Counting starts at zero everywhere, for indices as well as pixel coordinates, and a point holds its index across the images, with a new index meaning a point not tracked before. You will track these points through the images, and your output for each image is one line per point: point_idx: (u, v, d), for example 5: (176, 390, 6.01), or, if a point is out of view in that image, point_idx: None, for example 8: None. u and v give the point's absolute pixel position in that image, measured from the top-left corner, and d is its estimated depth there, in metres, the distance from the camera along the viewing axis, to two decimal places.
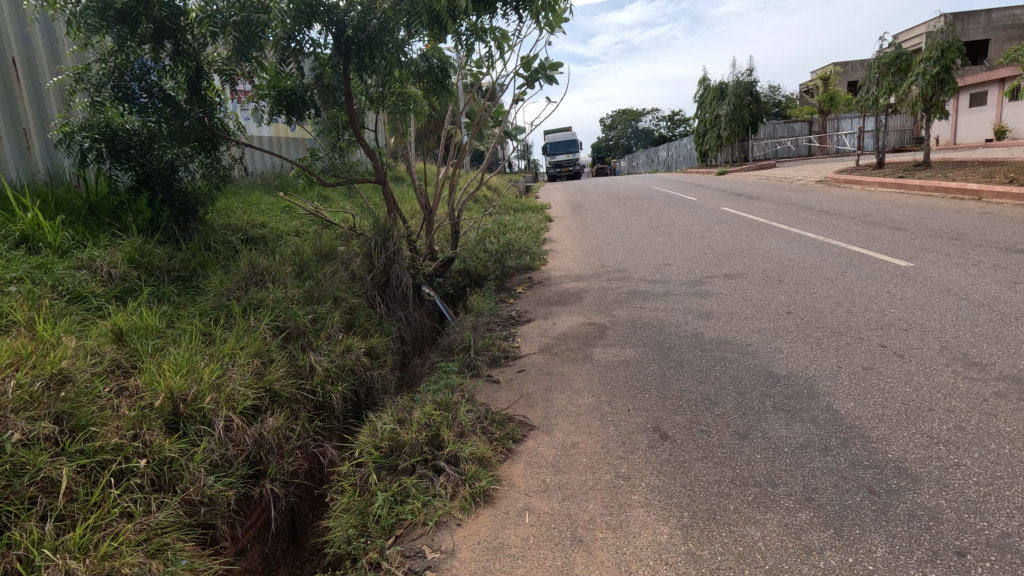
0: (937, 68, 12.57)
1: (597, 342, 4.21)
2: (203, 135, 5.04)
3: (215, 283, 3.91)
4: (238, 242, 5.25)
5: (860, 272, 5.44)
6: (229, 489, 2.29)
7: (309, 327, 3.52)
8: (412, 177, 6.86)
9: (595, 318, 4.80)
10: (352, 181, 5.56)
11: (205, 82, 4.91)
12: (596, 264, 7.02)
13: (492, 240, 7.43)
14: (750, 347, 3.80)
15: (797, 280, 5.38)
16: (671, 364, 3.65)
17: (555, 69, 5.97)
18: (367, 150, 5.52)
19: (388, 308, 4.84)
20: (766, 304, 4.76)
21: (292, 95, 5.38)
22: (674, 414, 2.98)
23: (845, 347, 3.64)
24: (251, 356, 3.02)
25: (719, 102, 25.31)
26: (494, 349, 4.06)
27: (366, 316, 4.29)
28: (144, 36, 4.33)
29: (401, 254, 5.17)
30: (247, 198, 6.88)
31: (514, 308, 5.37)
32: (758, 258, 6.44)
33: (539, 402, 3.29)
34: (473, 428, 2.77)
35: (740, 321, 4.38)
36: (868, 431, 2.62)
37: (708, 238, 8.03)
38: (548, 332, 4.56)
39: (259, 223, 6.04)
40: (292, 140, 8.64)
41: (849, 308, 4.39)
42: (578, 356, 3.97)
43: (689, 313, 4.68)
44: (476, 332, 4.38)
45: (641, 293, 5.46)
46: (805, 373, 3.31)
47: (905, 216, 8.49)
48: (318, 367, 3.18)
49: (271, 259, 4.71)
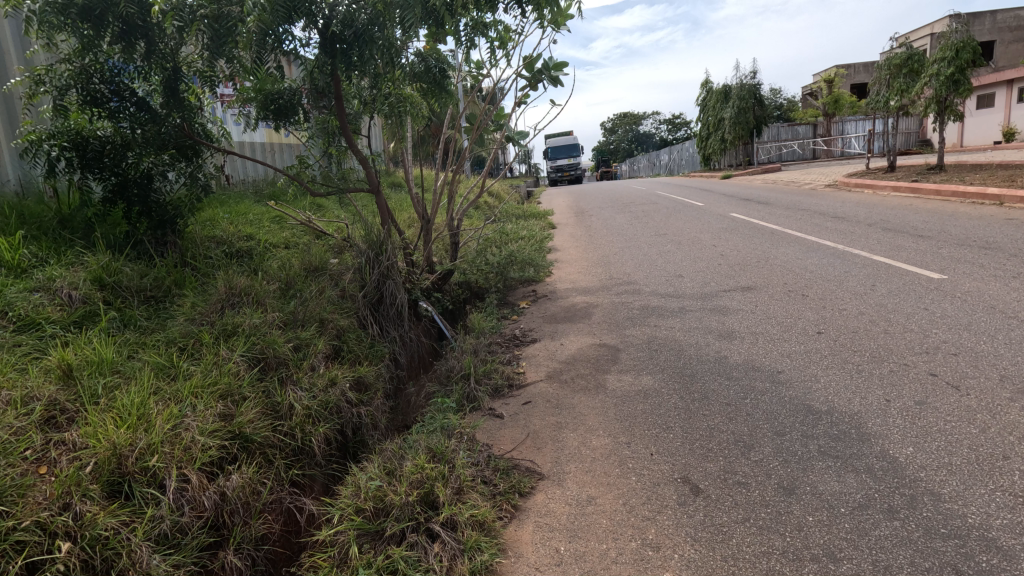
0: (952, 68, 12.17)
1: (610, 367, 3.82)
2: (181, 142, 4.68)
3: (187, 305, 3.54)
4: (222, 258, 4.89)
5: (890, 285, 5.05)
6: (178, 568, 1.92)
7: (290, 357, 3.15)
8: (409, 184, 6.50)
9: (606, 338, 4.41)
10: (344, 190, 5.16)
11: (184, 85, 4.56)
12: (604, 275, 6.63)
13: (493, 250, 7.06)
14: (782, 376, 3.41)
15: (822, 294, 4.99)
16: (694, 395, 3.26)
17: (560, 70, 5.62)
18: (360, 156, 5.12)
19: (380, 328, 4.46)
20: (792, 322, 4.38)
21: (279, 99, 5.00)
22: (704, 460, 2.59)
23: (890, 376, 3.25)
24: (218, 396, 2.65)
25: (723, 105, 24.97)
26: (496, 377, 3.68)
27: (356, 338, 3.94)
28: (113, 35, 3.98)
29: (395, 269, 4.77)
30: (235, 208, 6.53)
31: (518, 326, 4.99)
32: (776, 269, 6.06)
33: (548, 442, 2.90)
34: (473, 483, 2.39)
35: (766, 343, 3.99)
36: (938, 487, 2.24)
37: (720, 247, 7.64)
38: (555, 355, 4.17)
39: (246, 236, 5.69)
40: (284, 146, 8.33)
41: (886, 329, 4.00)
42: (590, 385, 3.59)
43: (709, 333, 4.29)
44: (476, 356, 3.99)
45: (654, 309, 5.07)
46: (850, 409, 2.92)
47: (926, 223, 8.09)
48: (297, 407, 2.81)
49: (254, 276, 4.35)
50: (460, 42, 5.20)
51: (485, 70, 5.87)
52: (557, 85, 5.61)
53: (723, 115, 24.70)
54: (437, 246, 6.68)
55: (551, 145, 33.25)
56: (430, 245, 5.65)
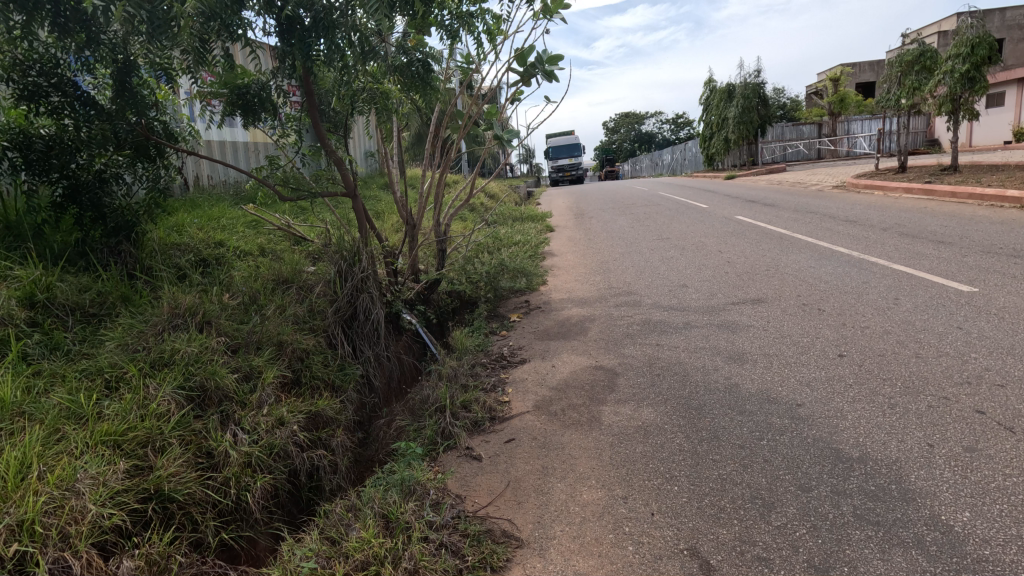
0: (967, 65, 11.65)
1: (607, 396, 3.39)
2: (137, 141, 4.28)
3: (126, 326, 3.12)
4: (183, 268, 4.48)
5: (916, 299, 4.61)
6: None
7: (233, 389, 2.74)
8: (394, 187, 6.07)
9: (603, 359, 3.97)
10: (317, 195, 4.72)
11: (137, 78, 4.14)
12: (602, 285, 6.19)
13: (484, 256, 6.62)
14: (803, 410, 2.97)
15: (840, 309, 4.56)
16: (702, 435, 2.83)
17: (554, 63, 5.17)
18: (334, 157, 4.65)
19: (354, 348, 4.01)
20: (809, 342, 3.93)
21: (247, 94, 4.56)
22: (715, 524, 2.15)
23: (929, 413, 2.81)
24: (135, 445, 2.23)
25: (727, 103, 24.51)
26: (477, 409, 3.25)
27: (321, 361, 3.54)
28: (45, 21, 3.54)
29: (371, 280, 4.30)
30: (208, 212, 6.12)
31: (507, 344, 4.55)
32: (788, 279, 5.62)
33: (531, 495, 2.47)
34: (432, 560, 1.96)
35: (781, 368, 3.55)
36: (1010, 572, 1.80)
37: (726, 253, 7.20)
38: (545, 379, 3.73)
39: (215, 242, 5.27)
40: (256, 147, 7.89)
41: (917, 352, 3.56)
42: (582, 418, 3.15)
43: (716, 355, 3.85)
44: (457, 382, 3.55)
45: (655, 325, 4.64)
46: (887, 457, 2.48)
47: (944, 228, 7.63)
48: (233, 454, 2.39)
49: (213, 291, 3.93)
50: (445, 32, 4.79)
51: (473, 64, 5.44)
52: (552, 81, 5.16)
53: (727, 114, 24.27)
54: (424, 252, 6.25)
55: (551, 144, 32.82)
56: (414, 252, 5.23)
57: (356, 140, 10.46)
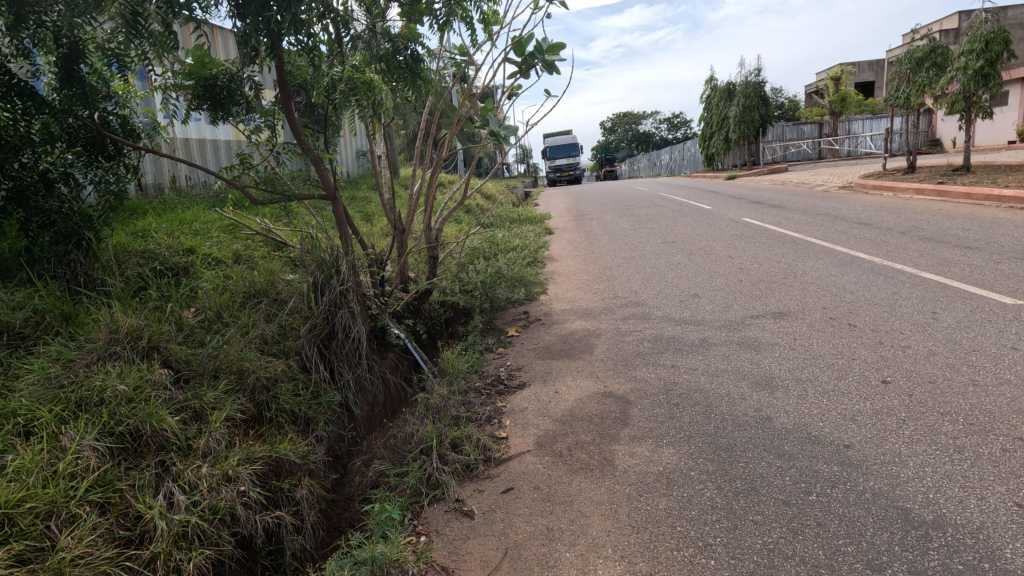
0: (982, 61, 11.23)
1: (621, 431, 2.93)
2: (89, 136, 3.86)
3: (55, 352, 2.65)
4: (143, 280, 3.99)
5: (956, 313, 4.17)
6: None
7: (175, 432, 2.29)
8: (382, 187, 5.58)
9: (612, 384, 3.52)
10: (292, 197, 4.23)
11: (86, 65, 3.65)
12: (607, 294, 5.73)
13: (481, 262, 6.15)
14: (853, 454, 2.52)
15: (873, 324, 4.12)
16: (736, 486, 2.38)
17: (555, 53, 4.71)
18: (312, 155, 4.15)
19: (331, 372, 3.55)
20: (845, 364, 3.49)
21: (215, 85, 4.07)
22: None
23: (1007, 460, 2.36)
24: (32, 519, 1.81)
25: (728, 103, 24.11)
26: (469, 449, 2.79)
27: (291, 390, 3.08)
28: None
29: (352, 294, 3.82)
30: (179, 215, 5.66)
31: (504, 364, 4.09)
32: (809, 289, 5.17)
33: (535, 571, 2.02)
34: None
35: (819, 397, 3.09)
36: None
37: (737, 259, 6.76)
38: (548, 409, 3.28)
39: (185, 248, 4.79)
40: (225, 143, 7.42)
41: (974, 379, 3.11)
42: (593, 461, 2.69)
43: (741, 380, 3.40)
44: (447, 414, 3.09)
45: (667, 342, 4.19)
46: (967, 521, 2.04)
47: (969, 232, 7.17)
48: (163, 524, 1.96)
49: (170, 307, 3.45)
50: (436, 19, 4.33)
51: (467, 55, 4.98)
52: (553, 72, 4.69)
53: (728, 114, 23.87)
54: (415, 259, 5.78)
55: (550, 144, 32.37)
56: (402, 259, 4.76)
57: (346, 139, 10.01)
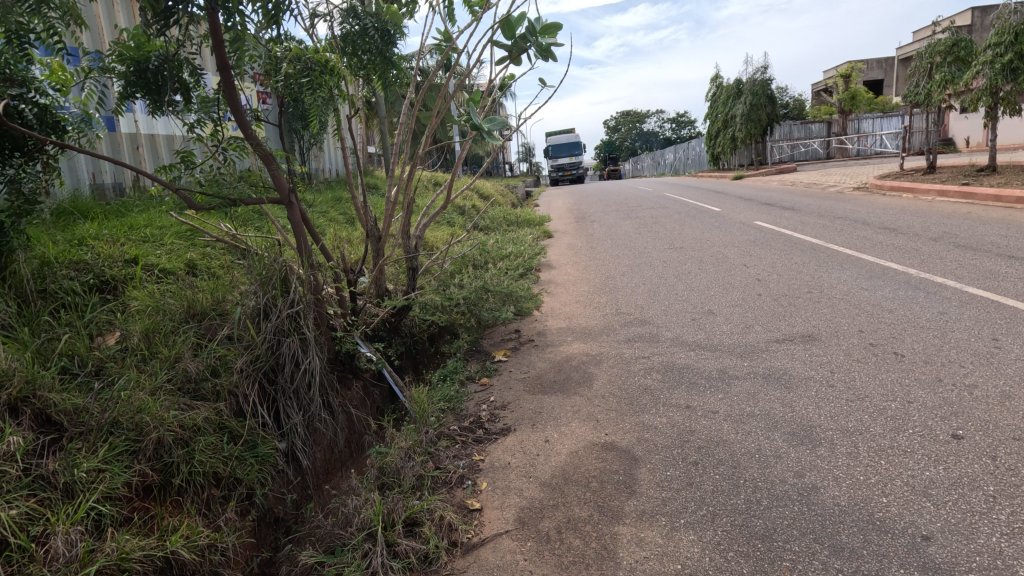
0: (1010, 54, 10.48)
1: (626, 506, 2.29)
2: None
3: None
4: (61, 302, 3.35)
5: (1019, 340, 3.53)
6: None
7: (15, 528, 1.79)
8: (357, 187, 4.90)
9: (615, 431, 2.88)
10: (238, 200, 3.55)
11: None
12: (609, 310, 5.09)
13: (468, 271, 5.52)
14: (936, 552, 1.89)
15: (924, 354, 3.47)
16: None
17: (549, 35, 4.05)
18: (261, 151, 3.45)
19: (277, 415, 2.88)
20: (900, 410, 2.84)
21: (146, 69, 3.41)
22: None
23: None
24: None
25: (735, 101, 23.47)
26: (429, 531, 2.17)
27: (212, 446, 2.44)
28: None
29: (304, 316, 3.11)
30: (130, 220, 5.00)
31: (488, 400, 3.45)
32: (839, 307, 4.53)
33: None
34: None
35: (874, 459, 2.44)
36: None
37: (754, 268, 6.10)
38: (536, 467, 2.63)
39: (128, 258, 4.15)
40: (177, 139, 6.71)
41: None
42: (589, 551, 2.06)
43: (773, 430, 2.75)
44: (407, 478, 2.45)
45: (680, 373, 3.54)
46: None
47: (1009, 240, 6.49)
48: None
49: (74, 339, 2.79)
50: None
51: (451, 39, 4.34)
52: (549, 58, 4.03)
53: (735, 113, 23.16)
54: (394, 269, 5.15)
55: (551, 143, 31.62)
56: (376, 271, 4.10)
57: (333, 136, 9.39)
